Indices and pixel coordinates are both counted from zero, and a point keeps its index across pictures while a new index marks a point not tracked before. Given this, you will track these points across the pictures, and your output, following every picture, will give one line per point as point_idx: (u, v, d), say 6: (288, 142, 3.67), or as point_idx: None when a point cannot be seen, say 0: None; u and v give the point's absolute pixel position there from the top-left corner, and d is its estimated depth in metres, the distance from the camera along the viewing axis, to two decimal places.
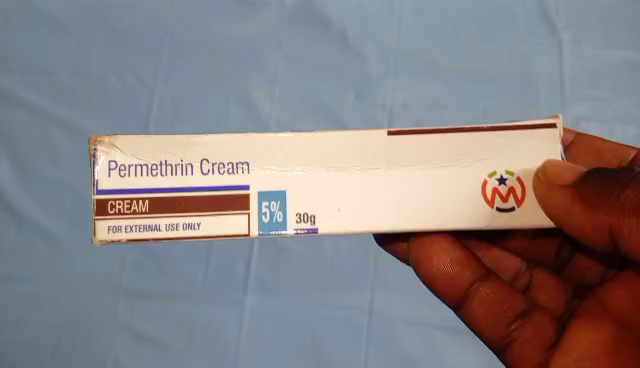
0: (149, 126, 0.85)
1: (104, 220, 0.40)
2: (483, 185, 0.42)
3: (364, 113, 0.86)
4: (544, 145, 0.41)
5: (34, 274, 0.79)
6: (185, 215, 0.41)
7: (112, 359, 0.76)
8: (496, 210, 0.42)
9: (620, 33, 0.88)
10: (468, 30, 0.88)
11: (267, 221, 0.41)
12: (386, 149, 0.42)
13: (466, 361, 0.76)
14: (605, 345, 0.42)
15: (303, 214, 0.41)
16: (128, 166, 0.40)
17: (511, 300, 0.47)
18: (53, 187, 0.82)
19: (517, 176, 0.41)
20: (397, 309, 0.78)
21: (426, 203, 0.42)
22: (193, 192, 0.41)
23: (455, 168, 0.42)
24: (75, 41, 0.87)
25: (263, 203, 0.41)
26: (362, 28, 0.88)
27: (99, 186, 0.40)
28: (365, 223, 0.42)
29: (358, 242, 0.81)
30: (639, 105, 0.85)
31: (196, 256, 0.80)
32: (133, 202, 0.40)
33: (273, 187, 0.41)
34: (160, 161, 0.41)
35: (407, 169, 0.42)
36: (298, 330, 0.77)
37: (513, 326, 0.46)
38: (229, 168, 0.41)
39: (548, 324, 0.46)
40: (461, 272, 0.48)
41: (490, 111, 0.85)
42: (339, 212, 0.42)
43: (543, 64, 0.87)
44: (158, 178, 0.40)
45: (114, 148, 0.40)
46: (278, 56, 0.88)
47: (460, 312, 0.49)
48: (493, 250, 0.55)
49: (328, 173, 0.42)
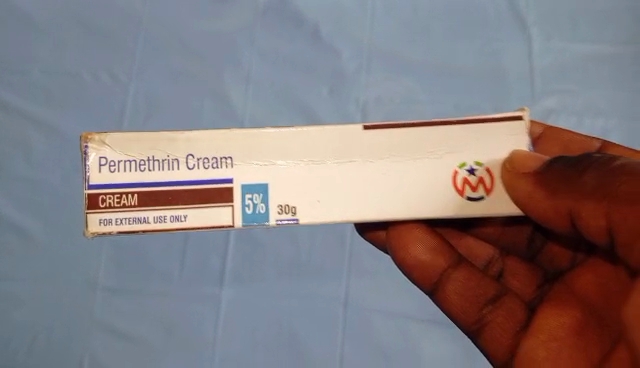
0: (123, 122, 0.86)
1: (96, 214, 0.41)
2: (453, 175, 0.42)
3: (338, 109, 0.88)
4: (512, 138, 0.43)
5: (10, 273, 0.79)
6: (171, 206, 0.42)
7: (88, 356, 0.77)
8: (468, 199, 0.42)
9: (588, 29, 0.93)
10: (439, 27, 0.92)
11: (250, 213, 0.42)
12: (363, 143, 0.43)
13: (439, 350, 0.78)
14: (572, 327, 0.45)
15: (285, 206, 0.42)
16: (118, 162, 0.42)
17: (484, 287, 0.50)
18: (30, 185, 0.83)
19: (486, 167, 0.43)
20: (373, 302, 0.79)
21: (404, 194, 0.42)
22: (179, 185, 0.42)
23: (428, 162, 0.42)
24: (48, 40, 0.89)
25: (246, 196, 0.42)
26: (335, 26, 0.92)
27: (91, 181, 0.42)
28: (345, 214, 0.42)
29: (332, 235, 0.82)
30: (605, 98, 0.90)
31: (171, 250, 0.81)
32: (122, 196, 0.42)
33: (256, 179, 0.42)
34: (148, 157, 0.42)
35: (384, 162, 0.42)
36: (274, 324, 0.78)
37: (484, 311, 0.49)
38: (213, 163, 0.42)
39: (518, 307, 0.49)
40: (436, 260, 0.49)
41: (461, 104, 0.89)
42: (320, 203, 0.42)
43: (514, 57, 0.91)
44: (145, 174, 0.42)
45: (104, 145, 0.42)
46: (253, 53, 0.90)
47: (435, 298, 0.51)
48: (464, 240, 0.55)
49: (308, 166, 0.42)
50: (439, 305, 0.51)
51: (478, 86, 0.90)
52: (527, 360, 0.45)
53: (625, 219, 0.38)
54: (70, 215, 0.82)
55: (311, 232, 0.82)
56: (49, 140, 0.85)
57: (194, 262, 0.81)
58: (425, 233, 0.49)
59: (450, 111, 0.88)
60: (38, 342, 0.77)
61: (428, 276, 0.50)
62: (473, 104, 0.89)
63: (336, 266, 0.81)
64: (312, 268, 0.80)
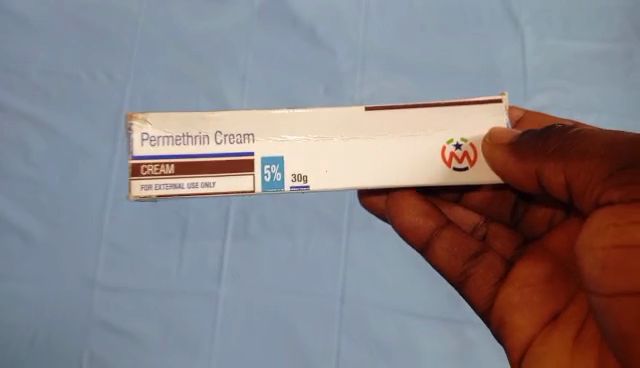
0: (121, 122, 0.87)
1: (139, 180, 0.48)
2: (441, 150, 0.49)
3: (334, 107, 0.89)
4: (492, 118, 0.49)
5: (8, 271, 0.80)
6: (201, 174, 0.48)
7: (87, 352, 0.77)
8: (454, 170, 0.49)
9: (580, 27, 0.94)
10: (432, 26, 0.93)
11: (268, 181, 0.48)
12: (363, 121, 0.49)
13: (435, 344, 0.79)
14: (544, 276, 0.50)
15: (297, 174, 0.48)
16: (157, 138, 0.48)
17: (468, 243, 0.54)
18: (28, 184, 0.84)
19: (470, 143, 0.49)
20: (370, 297, 0.80)
21: (398, 165, 0.49)
22: (209, 157, 0.48)
23: (420, 138, 0.49)
24: (45, 41, 0.90)
25: (265, 166, 0.48)
26: (330, 27, 0.93)
27: (134, 153, 0.48)
28: (347, 181, 0.49)
29: (328, 231, 0.83)
30: (598, 95, 0.91)
31: (168, 248, 0.82)
32: (161, 165, 0.48)
33: (274, 152, 0.48)
34: (183, 133, 0.48)
35: (382, 138, 0.49)
36: (272, 321, 0.79)
37: (468, 264, 0.54)
38: (238, 139, 0.48)
39: (499, 262, 0.53)
40: (425, 221, 0.55)
41: (456, 101, 0.89)
42: (326, 173, 0.49)
43: (508, 55, 0.92)
44: (181, 147, 0.48)
45: (146, 123, 0.48)
46: (249, 53, 0.91)
47: (426, 254, 0.56)
48: (456, 208, 0.58)
49: (316, 142, 0.49)
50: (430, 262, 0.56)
51: (473, 83, 0.90)
52: (505, 304, 0.51)
53: (580, 173, 0.45)
54: (69, 214, 0.83)
55: (307, 228, 0.83)
56: (46, 139, 0.86)
57: (191, 259, 0.82)
58: (417, 198, 0.55)
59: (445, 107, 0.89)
60: (36, 340, 0.77)
61: (418, 235, 0.56)
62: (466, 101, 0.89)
63: (332, 262, 0.82)
64: (309, 264, 0.81)
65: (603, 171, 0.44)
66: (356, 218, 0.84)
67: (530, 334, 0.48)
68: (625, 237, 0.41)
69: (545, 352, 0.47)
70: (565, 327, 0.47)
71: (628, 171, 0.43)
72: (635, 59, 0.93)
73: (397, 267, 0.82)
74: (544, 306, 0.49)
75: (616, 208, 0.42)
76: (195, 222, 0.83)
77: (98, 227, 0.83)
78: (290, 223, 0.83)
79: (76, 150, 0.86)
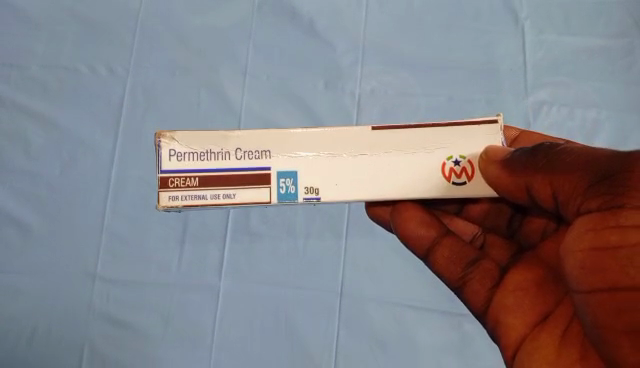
0: (122, 116, 0.88)
1: (166, 192, 0.47)
2: (441, 166, 0.48)
3: (333, 102, 0.89)
4: (490, 137, 0.48)
5: (9, 264, 0.80)
6: (222, 186, 0.48)
7: (88, 344, 0.78)
8: (453, 184, 0.48)
9: (580, 22, 0.94)
10: (432, 20, 0.93)
11: (283, 193, 0.48)
12: (371, 139, 0.49)
13: (433, 338, 0.79)
14: (535, 281, 0.50)
15: (310, 187, 0.48)
16: (183, 153, 0.48)
17: (468, 250, 0.53)
18: (29, 178, 0.84)
19: (469, 160, 0.48)
20: (369, 292, 0.81)
21: (406, 180, 0.48)
22: (231, 171, 0.48)
23: (422, 155, 0.48)
24: (45, 35, 0.90)
25: (280, 179, 0.48)
26: (330, 21, 0.93)
27: (162, 167, 0.48)
28: (359, 194, 0.48)
29: (328, 226, 0.83)
30: (597, 90, 0.91)
31: (169, 242, 0.83)
32: (187, 178, 0.48)
33: (287, 166, 0.48)
34: (207, 149, 0.48)
35: (389, 154, 0.48)
36: (272, 314, 0.79)
37: (467, 271, 0.53)
38: (255, 155, 0.48)
39: (496, 269, 0.52)
40: (426, 230, 0.53)
41: (455, 97, 0.90)
42: (337, 186, 0.48)
43: (507, 50, 0.93)
44: (206, 162, 0.48)
45: (173, 141, 0.48)
46: (249, 46, 0.91)
47: (426, 261, 0.54)
48: (455, 219, 0.58)
49: (326, 158, 0.48)
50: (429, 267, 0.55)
51: (472, 78, 0.91)
52: (500, 306, 0.50)
53: (565, 186, 0.45)
54: (70, 208, 0.83)
55: (307, 223, 0.83)
56: (47, 133, 0.86)
57: (192, 253, 0.82)
58: (418, 207, 0.53)
59: (444, 103, 0.90)
60: (37, 333, 0.78)
61: (420, 244, 0.54)
62: (466, 97, 0.90)
63: (331, 256, 0.82)
64: (309, 259, 0.82)
65: (585, 182, 0.43)
66: (355, 212, 0.84)
67: (521, 334, 0.49)
68: (600, 240, 0.41)
69: (536, 347, 0.47)
70: (553, 329, 0.47)
71: (607, 179, 0.42)
72: (635, 54, 0.93)
73: (396, 261, 0.82)
74: (533, 309, 0.49)
75: (594, 213, 0.42)
76: (195, 216, 0.84)
77: (99, 220, 0.83)
78: (290, 217, 0.84)
79: (77, 144, 0.86)
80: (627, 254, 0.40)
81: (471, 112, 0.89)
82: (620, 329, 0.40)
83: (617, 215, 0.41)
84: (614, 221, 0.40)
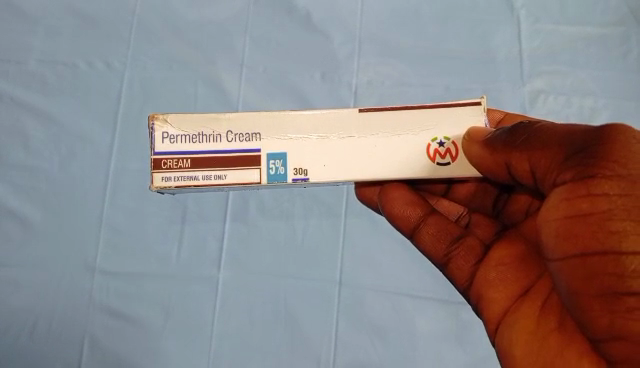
0: (119, 109, 0.88)
1: (160, 173, 0.51)
2: (427, 147, 0.51)
3: (330, 94, 0.90)
4: (473, 118, 0.51)
5: (8, 257, 0.81)
6: (213, 167, 0.51)
7: (89, 336, 0.78)
8: (438, 165, 0.51)
9: (575, 11, 0.94)
10: (429, 11, 0.94)
11: (272, 174, 0.51)
12: (357, 121, 0.51)
13: (432, 326, 0.80)
14: (516, 255, 0.53)
15: (299, 168, 0.51)
16: (176, 136, 0.51)
17: (452, 228, 0.56)
18: (27, 172, 0.84)
19: (452, 141, 0.51)
20: (368, 281, 0.81)
21: (390, 161, 0.51)
22: (221, 153, 0.51)
23: (406, 137, 0.51)
24: (42, 30, 0.91)
25: (270, 161, 0.51)
26: (326, 12, 0.93)
27: (155, 149, 0.51)
28: (344, 174, 0.51)
29: (326, 215, 0.84)
30: (594, 78, 0.91)
31: (167, 233, 0.83)
32: (180, 160, 0.51)
33: (278, 149, 0.51)
34: (198, 132, 0.51)
35: (374, 136, 0.51)
36: (271, 304, 0.80)
37: (451, 249, 0.55)
38: (246, 138, 0.51)
39: (479, 245, 0.55)
40: (412, 210, 0.56)
41: (452, 87, 0.90)
42: (325, 167, 0.51)
43: (503, 39, 0.93)
44: (198, 144, 0.51)
45: (166, 123, 0.51)
46: (246, 39, 0.92)
47: (413, 238, 0.58)
48: (441, 199, 0.61)
49: (315, 140, 0.51)
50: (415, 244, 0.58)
51: (469, 68, 0.91)
52: (483, 282, 0.53)
53: (543, 162, 0.48)
54: (69, 201, 0.84)
55: (305, 212, 0.84)
56: (45, 126, 0.87)
57: (190, 245, 0.82)
58: (404, 188, 0.56)
59: (441, 93, 0.90)
60: (37, 326, 0.78)
61: (406, 223, 0.57)
62: (462, 86, 0.90)
63: (330, 246, 0.82)
64: (307, 248, 0.82)
65: (560, 156, 0.46)
66: (353, 202, 0.84)
67: (504, 307, 0.51)
68: (572, 208, 0.44)
69: (516, 319, 0.50)
70: (532, 301, 0.50)
71: (580, 152, 0.45)
72: (631, 42, 0.93)
73: (394, 250, 0.82)
74: (516, 283, 0.52)
75: (567, 183, 0.45)
76: (194, 208, 0.84)
77: (98, 213, 0.83)
78: (288, 207, 0.84)
79: (75, 138, 0.86)
80: (597, 220, 0.43)
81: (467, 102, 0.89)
82: (591, 293, 0.43)
83: (588, 184, 0.44)
84: (585, 189, 0.44)
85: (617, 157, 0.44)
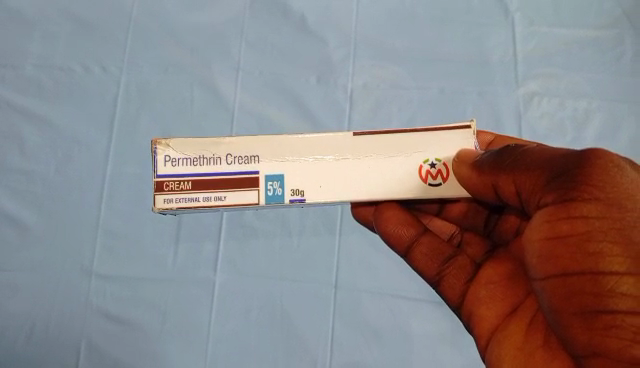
0: (115, 113, 0.88)
1: (162, 195, 0.49)
2: (419, 168, 0.50)
3: (326, 97, 0.90)
4: (467, 141, 0.51)
5: (5, 261, 0.81)
6: (213, 189, 0.50)
7: (86, 340, 0.78)
8: (429, 185, 0.50)
9: (569, 13, 0.95)
10: (424, 14, 0.94)
11: (270, 195, 0.50)
12: (353, 144, 0.51)
13: (427, 328, 0.80)
14: (504, 273, 0.54)
15: (295, 189, 0.50)
16: (178, 159, 0.50)
17: (444, 248, 0.56)
18: (24, 177, 0.85)
19: (445, 163, 0.50)
20: (364, 284, 0.81)
21: (387, 182, 0.50)
22: (221, 175, 0.50)
23: (401, 158, 0.50)
24: (38, 35, 0.91)
25: (268, 182, 0.50)
26: (321, 15, 0.94)
27: (158, 172, 0.50)
28: (342, 195, 0.50)
29: (322, 218, 0.84)
30: (588, 80, 0.91)
31: (164, 237, 0.83)
32: (182, 182, 0.50)
33: (274, 170, 0.50)
34: (199, 155, 0.50)
35: (371, 158, 0.50)
36: (267, 307, 0.80)
37: (443, 268, 0.55)
38: (244, 160, 0.50)
39: (469, 264, 0.55)
40: (406, 230, 0.56)
41: (446, 90, 0.91)
42: (321, 188, 0.50)
43: (498, 41, 0.93)
44: (199, 167, 0.50)
45: (168, 147, 0.50)
46: (242, 42, 0.92)
47: (406, 257, 0.57)
48: (434, 218, 0.61)
49: (311, 161, 0.50)
50: (409, 263, 0.58)
51: (463, 71, 0.91)
52: (471, 300, 0.54)
53: (530, 183, 0.47)
54: (65, 205, 0.84)
55: (301, 216, 0.84)
56: (41, 131, 0.87)
57: (187, 248, 0.83)
58: (398, 207, 0.55)
59: (436, 96, 0.90)
60: (35, 330, 0.79)
61: (401, 243, 0.56)
62: (457, 90, 0.91)
63: (325, 250, 0.83)
64: (303, 251, 0.83)
65: (543, 178, 0.46)
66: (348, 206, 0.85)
67: (493, 324, 0.52)
68: (553, 230, 0.44)
69: (504, 336, 0.50)
70: (520, 321, 0.50)
71: (562, 176, 0.45)
72: (625, 45, 0.93)
73: (389, 254, 0.83)
74: (504, 300, 0.52)
75: (549, 206, 0.45)
76: None
77: (94, 217, 0.84)
78: (283, 211, 0.84)
79: (72, 142, 0.87)
80: (576, 242, 0.43)
81: (462, 105, 0.90)
82: (572, 312, 0.44)
83: (568, 208, 0.44)
84: (566, 212, 0.44)
85: (596, 181, 0.44)
